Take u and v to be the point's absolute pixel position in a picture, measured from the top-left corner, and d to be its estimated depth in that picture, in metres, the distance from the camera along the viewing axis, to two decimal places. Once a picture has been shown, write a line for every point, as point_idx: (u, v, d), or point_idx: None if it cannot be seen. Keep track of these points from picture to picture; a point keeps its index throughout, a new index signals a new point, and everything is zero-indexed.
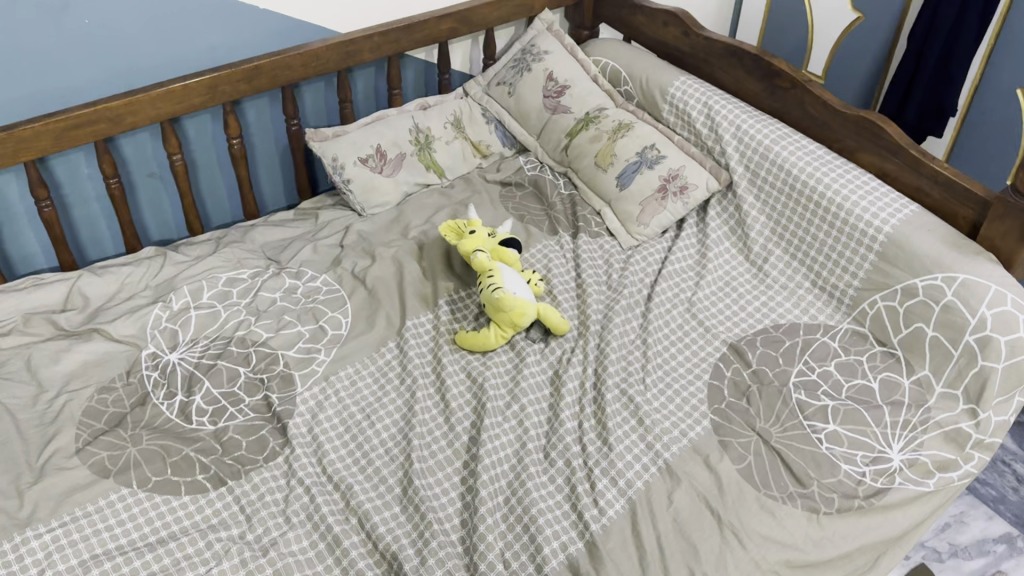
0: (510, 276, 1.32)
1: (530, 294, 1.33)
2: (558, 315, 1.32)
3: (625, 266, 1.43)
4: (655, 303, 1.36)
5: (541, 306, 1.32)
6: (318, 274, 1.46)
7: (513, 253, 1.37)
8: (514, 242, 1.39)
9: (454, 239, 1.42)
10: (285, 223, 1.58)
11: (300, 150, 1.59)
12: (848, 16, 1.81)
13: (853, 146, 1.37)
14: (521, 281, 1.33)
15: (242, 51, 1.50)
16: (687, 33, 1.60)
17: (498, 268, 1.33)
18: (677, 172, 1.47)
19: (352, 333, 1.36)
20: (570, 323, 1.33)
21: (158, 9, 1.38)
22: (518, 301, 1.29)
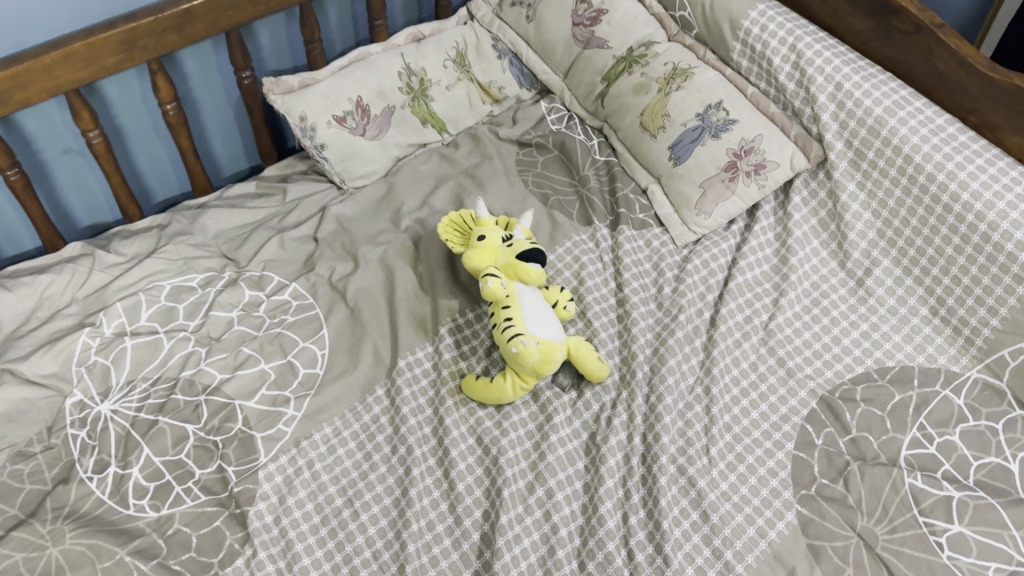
0: (530, 308, 1.01)
1: (557, 326, 1.02)
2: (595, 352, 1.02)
3: (679, 276, 1.10)
4: (719, 334, 1.05)
5: (572, 342, 1.02)
6: (286, 282, 1.15)
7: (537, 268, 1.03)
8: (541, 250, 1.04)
9: (458, 248, 1.09)
10: (244, 202, 1.25)
11: (258, 108, 1.24)
12: None
13: (997, 122, 1.00)
14: (544, 312, 1.02)
15: None
16: None
17: (514, 296, 1.01)
18: (751, 145, 1.11)
19: (330, 374, 1.06)
20: (609, 366, 1.03)
21: None
22: (544, 348, 0.98)
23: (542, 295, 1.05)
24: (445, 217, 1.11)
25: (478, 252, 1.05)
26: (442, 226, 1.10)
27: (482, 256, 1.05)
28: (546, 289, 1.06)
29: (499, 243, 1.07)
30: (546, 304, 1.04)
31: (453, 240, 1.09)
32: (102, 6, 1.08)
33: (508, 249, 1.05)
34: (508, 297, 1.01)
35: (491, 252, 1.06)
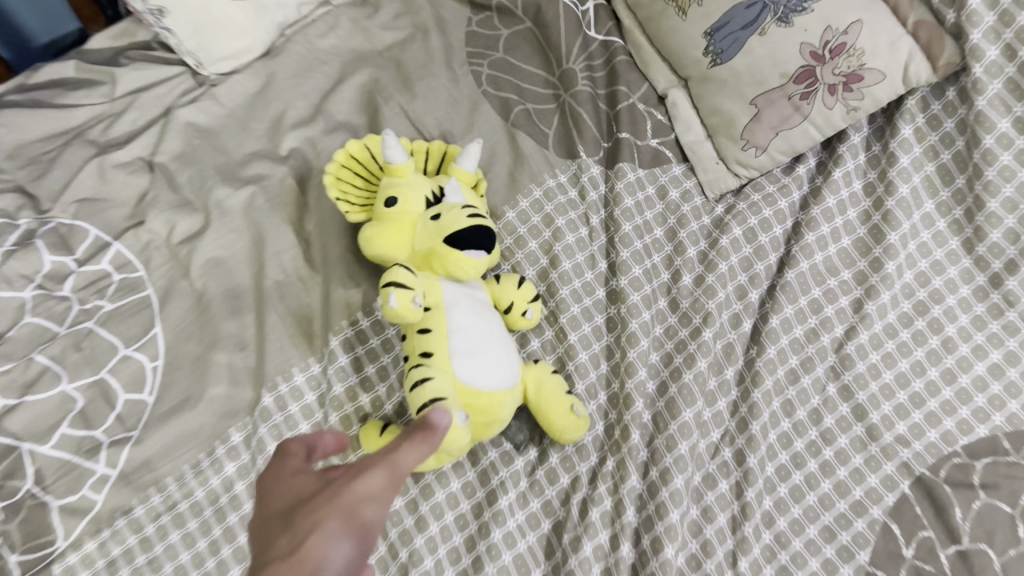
0: (463, 334, 0.61)
1: (509, 358, 0.63)
2: (573, 398, 0.64)
3: (707, 257, 0.70)
4: (764, 363, 0.66)
5: (532, 381, 0.63)
6: (107, 240, 0.75)
7: (478, 259, 0.62)
8: (486, 228, 0.62)
9: (356, 211, 0.69)
10: (50, 94, 0.81)
11: None
12: None
13: None
14: (488, 336, 0.62)
15: None
16: None
17: (437, 312, 0.61)
18: (845, 39, 0.66)
19: (165, 405, 0.68)
20: (587, 420, 0.64)
21: None
22: (478, 409, 0.60)
23: (488, 298, 0.65)
24: (336, 154, 0.70)
25: (380, 228, 0.65)
26: (330, 174, 0.69)
27: (388, 234, 0.64)
28: (497, 283, 0.66)
29: (419, 210, 0.66)
30: (492, 315, 0.64)
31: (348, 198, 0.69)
32: None
33: (431, 224, 0.63)
34: (427, 315, 0.62)
35: (405, 227, 0.65)
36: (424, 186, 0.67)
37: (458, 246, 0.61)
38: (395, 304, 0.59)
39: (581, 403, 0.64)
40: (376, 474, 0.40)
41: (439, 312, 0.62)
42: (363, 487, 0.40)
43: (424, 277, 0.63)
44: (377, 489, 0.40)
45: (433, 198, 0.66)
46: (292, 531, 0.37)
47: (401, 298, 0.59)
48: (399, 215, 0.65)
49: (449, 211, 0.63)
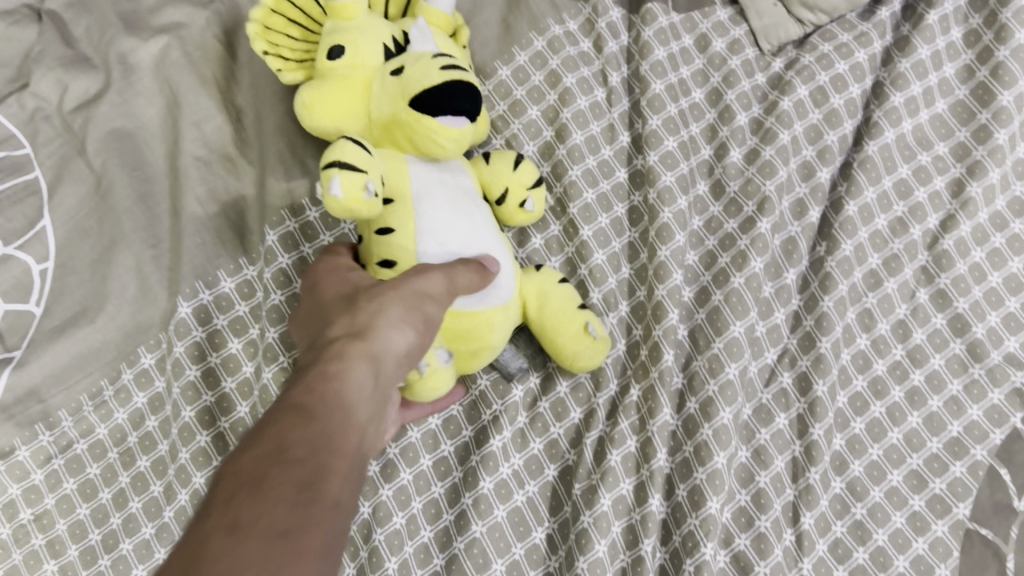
0: (437, 236, 0.44)
1: (502, 262, 0.46)
2: (587, 313, 0.48)
3: (762, 127, 0.54)
4: (837, 263, 0.51)
5: (532, 293, 0.47)
6: None
7: (456, 129, 0.44)
8: (469, 82, 0.44)
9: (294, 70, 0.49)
10: None
11: None
12: None
13: None
14: (470, 234, 0.45)
15: None
16: None
17: (400, 206, 0.44)
18: None
19: (55, 322, 0.52)
20: (607, 342, 0.48)
21: None
22: (452, 334, 0.44)
23: (473, 183, 0.48)
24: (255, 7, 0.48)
25: (323, 92, 0.46)
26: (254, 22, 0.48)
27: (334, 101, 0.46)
28: (484, 162, 0.49)
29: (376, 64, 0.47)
30: (478, 208, 0.47)
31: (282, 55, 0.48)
32: None
33: (392, 83, 0.45)
34: (386, 209, 0.45)
35: (358, 88, 0.46)
36: (385, 31, 0.48)
37: (428, 109, 0.43)
38: (341, 193, 0.41)
39: (596, 318, 0.48)
40: (434, 276, 0.35)
41: (404, 205, 0.45)
42: (422, 284, 0.34)
43: (384, 155, 0.45)
44: (439, 288, 0.35)
45: (396, 47, 0.47)
46: (348, 314, 0.31)
47: (348, 184, 0.41)
48: (349, 71, 0.46)
49: (415, 61, 0.44)
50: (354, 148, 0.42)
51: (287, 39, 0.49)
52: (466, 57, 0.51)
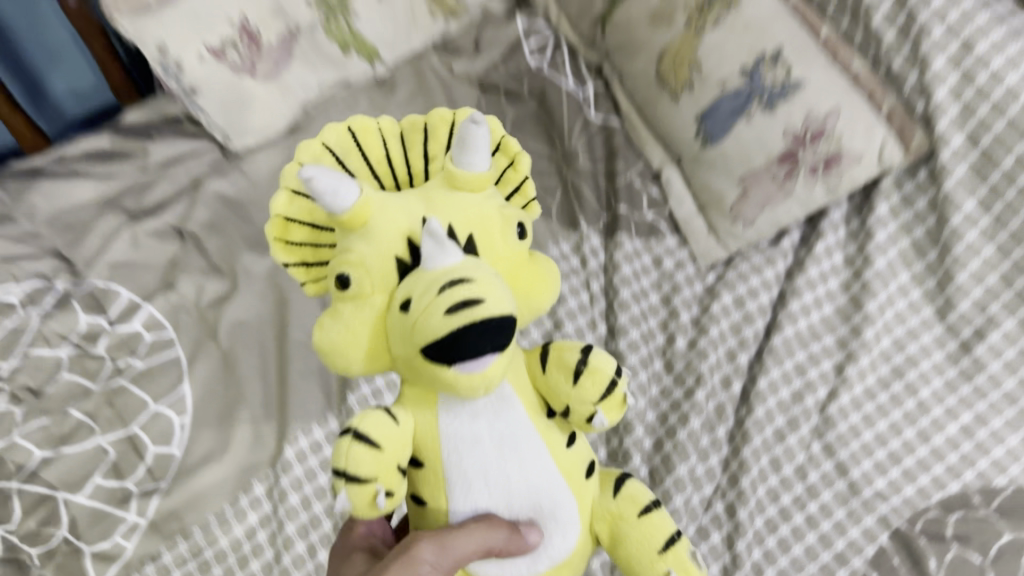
0: (466, 490, 0.41)
1: (558, 521, 0.42)
2: (671, 558, 0.44)
3: (699, 322, 0.77)
4: (752, 423, 0.72)
5: (606, 532, 0.45)
6: (139, 302, 0.81)
7: (485, 372, 0.37)
8: (496, 314, 0.36)
9: (314, 276, 0.44)
10: (87, 165, 0.89)
11: (98, 41, 0.86)
12: None
13: None
14: (514, 491, 0.41)
15: None
16: None
17: (431, 465, 0.41)
18: (823, 126, 0.73)
19: (191, 458, 0.74)
20: (694, 569, 0.45)
21: None
22: None
23: (529, 407, 0.42)
24: (275, 192, 0.42)
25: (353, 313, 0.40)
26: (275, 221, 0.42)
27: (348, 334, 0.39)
28: (541, 372, 0.43)
29: (393, 277, 0.39)
30: (533, 441, 0.42)
31: (298, 256, 0.43)
32: None
33: (412, 325, 0.37)
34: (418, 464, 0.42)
35: (381, 334, 0.40)
36: (401, 203, 0.40)
37: (441, 361, 0.36)
38: (351, 505, 0.39)
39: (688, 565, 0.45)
40: None
41: (437, 468, 0.41)
42: None
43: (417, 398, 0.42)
44: None
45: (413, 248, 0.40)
46: None
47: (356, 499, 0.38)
48: (364, 292, 0.39)
49: (418, 289, 0.37)
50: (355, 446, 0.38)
51: (300, 241, 0.43)
52: (513, 239, 0.42)
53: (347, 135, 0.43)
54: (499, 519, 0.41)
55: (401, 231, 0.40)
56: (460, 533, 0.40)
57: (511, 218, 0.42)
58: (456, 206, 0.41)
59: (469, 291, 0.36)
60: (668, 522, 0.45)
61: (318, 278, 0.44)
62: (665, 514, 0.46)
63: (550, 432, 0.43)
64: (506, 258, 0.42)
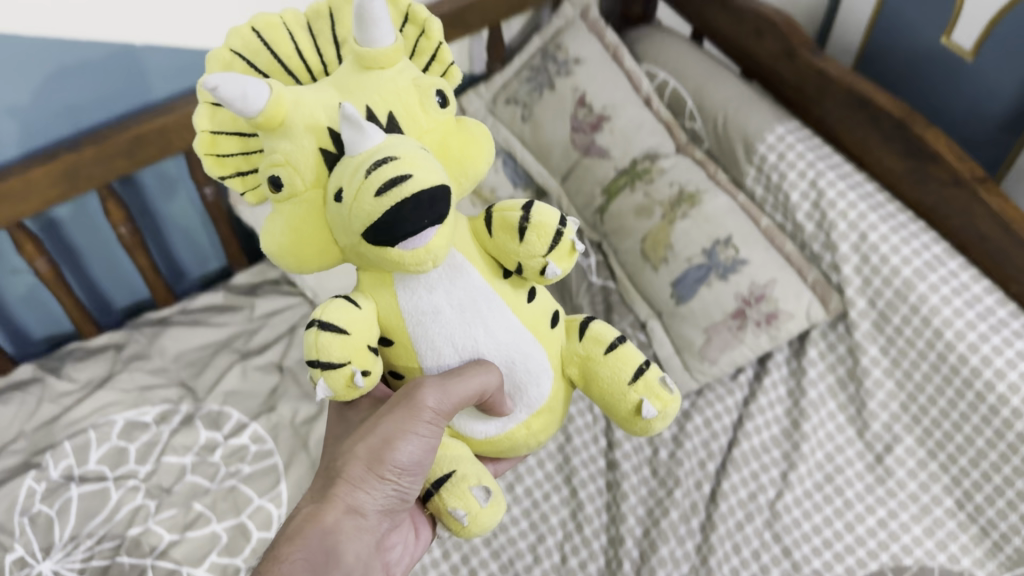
0: (433, 359, 0.57)
1: (525, 363, 0.59)
2: (641, 389, 0.61)
3: (677, 438, 1.00)
4: (719, 515, 0.93)
5: (579, 371, 0.63)
6: (246, 421, 1.06)
7: (428, 246, 0.49)
8: (425, 188, 0.47)
9: (247, 180, 0.57)
10: (206, 316, 1.17)
11: (225, 221, 1.15)
12: (964, 47, 1.24)
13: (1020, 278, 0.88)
14: (484, 349, 0.57)
15: (158, 93, 1.01)
16: (791, 56, 1.09)
17: (398, 330, 0.57)
18: (764, 291, 0.99)
19: None
20: (661, 395, 0.62)
21: (34, 62, 0.88)
22: (497, 443, 0.64)
23: (480, 268, 0.57)
24: (197, 111, 0.54)
25: (288, 215, 0.52)
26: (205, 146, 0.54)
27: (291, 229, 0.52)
28: (490, 237, 0.57)
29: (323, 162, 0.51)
30: (486, 302, 0.56)
31: (229, 165, 0.56)
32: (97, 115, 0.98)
33: (350, 210, 0.48)
34: (385, 327, 0.57)
35: (317, 225, 0.52)
36: (314, 97, 0.51)
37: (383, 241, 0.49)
38: (330, 390, 0.54)
39: (658, 390, 0.62)
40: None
41: (404, 341, 0.57)
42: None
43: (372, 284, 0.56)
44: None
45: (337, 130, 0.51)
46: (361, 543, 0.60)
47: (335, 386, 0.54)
48: (296, 191, 0.51)
49: (342, 176, 0.49)
50: (330, 338, 0.53)
51: (231, 152, 0.55)
52: (434, 109, 0.54)
53: (251, 34, 0.53)
54: (493, 368, 0.57)
55: (312, 125, 0.50)
56: (449, 378, 0.55)
57: (427, 88, 0.53)
58: (371, 90, 0.52)
59: (402, 169, 0.46)
60: (633, 357, 0.62)
61: (254, 184, 0.57)
62: (632, 350, 0.63)
63: (501, 287, 0.57)
64: (431, 128, 0.54)
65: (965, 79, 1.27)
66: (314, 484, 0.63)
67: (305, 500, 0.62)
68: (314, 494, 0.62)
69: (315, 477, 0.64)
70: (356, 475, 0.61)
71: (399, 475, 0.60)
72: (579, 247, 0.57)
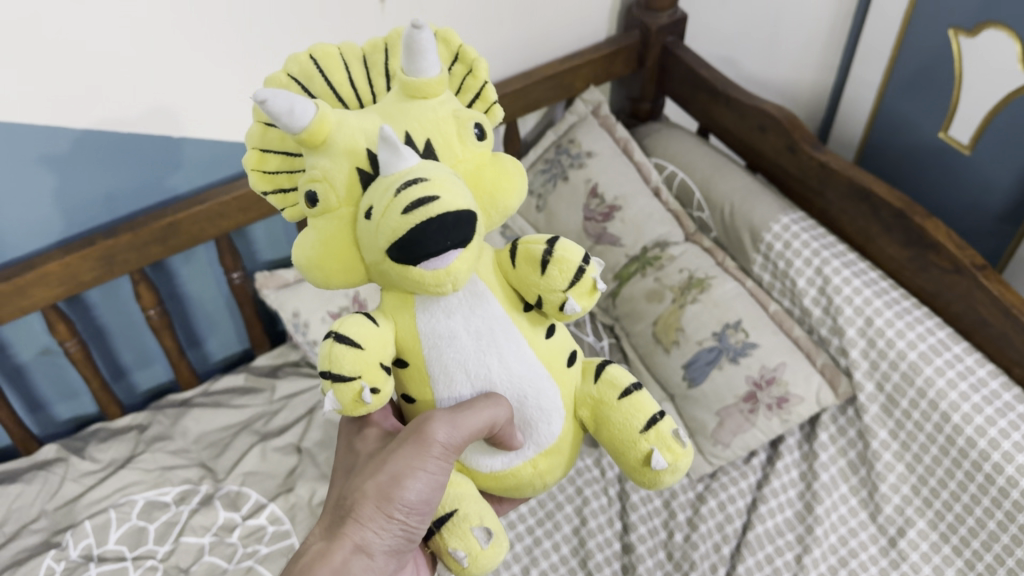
0: (447, 385, 0.61)
1: (536, 396, 0.62)
2: (653, 439, 0.63)
3: (692, 520, 1.01)
4: None
5: (592, 412, 0.65)
6: (264, 501, 1.07)
7: (449, 269, 0.52)
8: (451, 211, 0.51)
9: (290, 200, 0.60)
10: (228, 398, 1.19)
11: (250, 304, 1.19)
12: (960, 142, 1.30)
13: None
14: (497, 378, 0.60)
15: (216, 179, 1.06)
16: (793, 150, 1.14)
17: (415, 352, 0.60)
18: (774, 375, 1.02)
19: None
20: (673, 449, 0.64)
21: (104, 150, 0.94)
22: (503, 481, 0.66)
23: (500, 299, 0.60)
24: (251, 126, 0.58)
25: (316, 231, 0.56)
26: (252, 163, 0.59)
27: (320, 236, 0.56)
28: (513, 268, 0.60)
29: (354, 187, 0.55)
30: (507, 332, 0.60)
31: (273, 182, 0.59)
32: (155, 197, 1.03)
33: (378, 226, 0.52)
34: (403, 349, 0.60)
35: (343, 240, 0.56)
36: (358, 122, 0.55)
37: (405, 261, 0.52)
38: (340, 403, 0.57)
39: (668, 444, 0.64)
40: None
41: (420, 363, 0.60)
42: None
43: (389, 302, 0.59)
44: None
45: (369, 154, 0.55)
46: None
47: (344, 398, 0.57)
48: (329, 208, 0.55)
49: (372, 198, 0.53)
50: (344, 350, 0.56)
51: (276, 169, 0.59)
52: (472, 143, 0.58)
53: (309, 61, 0.58)
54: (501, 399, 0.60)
55: (350, 148, 0.54)
56: (451, 414, 0.58)
57: (465, 121, 0.57)
58: (412, 119, 0.56)
59: (421, 191, 0.50)
60: (648, 406, 0.64)
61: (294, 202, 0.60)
62: (648, 399, 0.65)
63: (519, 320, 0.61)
64: (466, 158, 0.58)
65: (963, 172, 1.32)
66: (321, 529, 0.65)
67: (314, 543, 0.63)
68: (324, 536, 0.63)
69: (321, 524, 0.65)
70: (365, 514, 0.62)
71: (408, 514, 0.62)
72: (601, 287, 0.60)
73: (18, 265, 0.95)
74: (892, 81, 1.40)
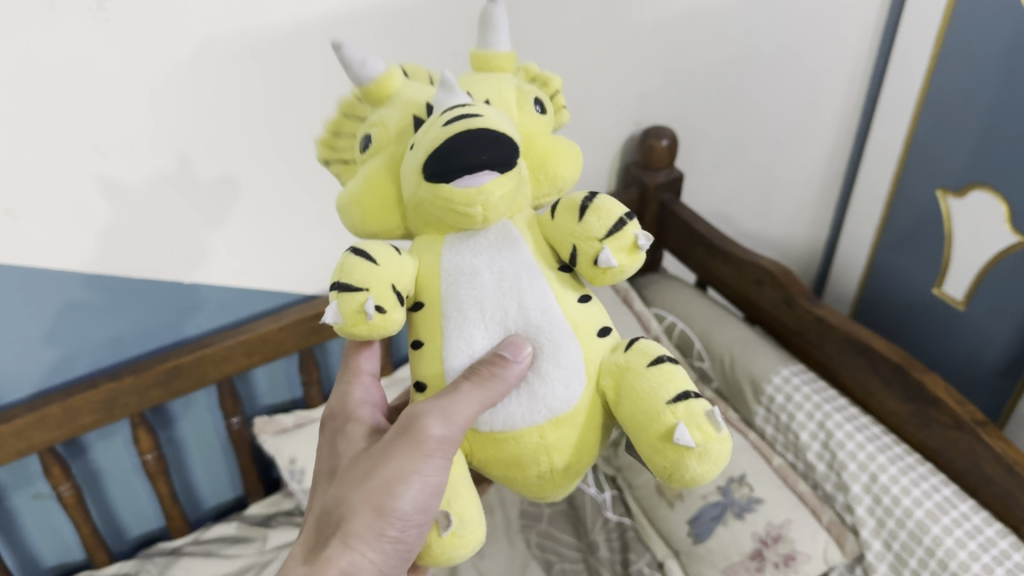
0: (460, 329, 0.52)
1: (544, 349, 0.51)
2: (681, 414, 0.49)
3: None
4: None
5: (611, 382, 0.52)
6: None
7: (482, 188, 0.47)
8: (491, 129, 0.48)
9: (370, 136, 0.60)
10: (218, 548, 1.16)
11: (245, 449, 1.18)
12: (954, 296, 1.33)
13: None
14: (529, 315, 0.52)
15: (224, 322, 1.08)
16: (790, 304, 1.16)
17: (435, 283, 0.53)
18: (780, 532, 1.00)
19: None
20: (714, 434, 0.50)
21: (118, 293, 0.96)
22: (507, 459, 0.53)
23: (532, 246, 0.54)
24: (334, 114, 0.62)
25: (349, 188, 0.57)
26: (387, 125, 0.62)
27: None
28: (552, 219, 0.55)
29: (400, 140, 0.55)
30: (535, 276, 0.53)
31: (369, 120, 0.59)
32: (161, 337, 1.03)
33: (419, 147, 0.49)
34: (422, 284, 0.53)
35: (388, 197, 0.54)
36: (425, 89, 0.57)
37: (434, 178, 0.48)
38: (340, 317, 0.49)
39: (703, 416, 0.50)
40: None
41: (435, 304, 0.53)
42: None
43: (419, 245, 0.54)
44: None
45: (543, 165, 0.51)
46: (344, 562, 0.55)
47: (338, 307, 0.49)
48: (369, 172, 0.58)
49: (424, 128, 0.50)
50: (357, 261, 0.50)
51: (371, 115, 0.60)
52: (530, 112, 0.58)
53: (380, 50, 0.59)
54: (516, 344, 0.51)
55: (412, 100, 0.56)
56: (456, 400, 0.50)
57: (525, 94, 0.58)
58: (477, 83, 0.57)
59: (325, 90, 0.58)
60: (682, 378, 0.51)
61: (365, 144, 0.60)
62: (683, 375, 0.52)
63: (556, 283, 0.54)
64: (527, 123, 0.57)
65: (959, 326, 1.34)
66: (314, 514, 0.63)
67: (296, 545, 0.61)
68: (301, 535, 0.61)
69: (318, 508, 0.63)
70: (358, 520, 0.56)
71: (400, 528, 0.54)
72: (641, 250, 0.54)
73: (19, 406, 0.95)
74: (884, 238, 1.45)
